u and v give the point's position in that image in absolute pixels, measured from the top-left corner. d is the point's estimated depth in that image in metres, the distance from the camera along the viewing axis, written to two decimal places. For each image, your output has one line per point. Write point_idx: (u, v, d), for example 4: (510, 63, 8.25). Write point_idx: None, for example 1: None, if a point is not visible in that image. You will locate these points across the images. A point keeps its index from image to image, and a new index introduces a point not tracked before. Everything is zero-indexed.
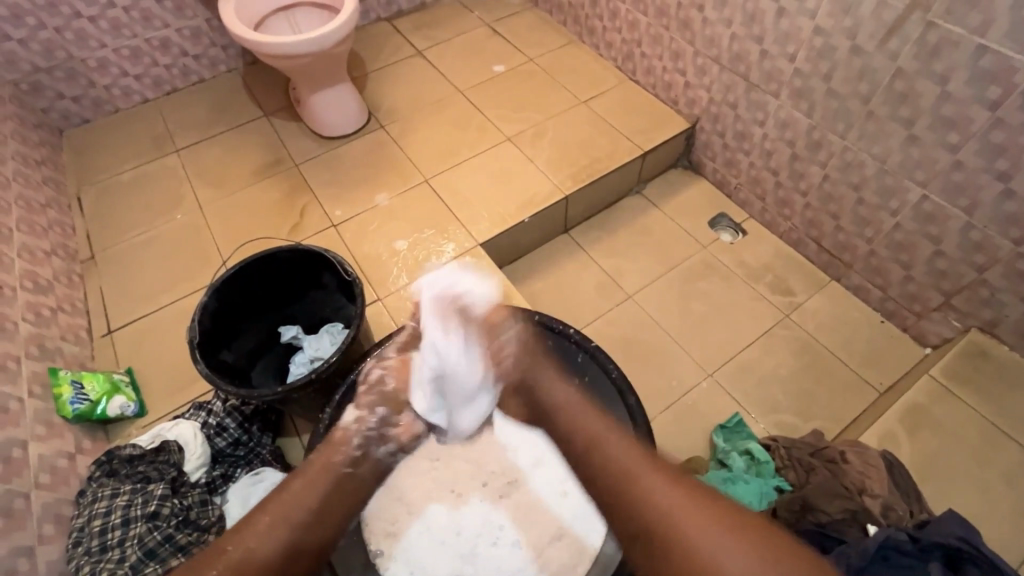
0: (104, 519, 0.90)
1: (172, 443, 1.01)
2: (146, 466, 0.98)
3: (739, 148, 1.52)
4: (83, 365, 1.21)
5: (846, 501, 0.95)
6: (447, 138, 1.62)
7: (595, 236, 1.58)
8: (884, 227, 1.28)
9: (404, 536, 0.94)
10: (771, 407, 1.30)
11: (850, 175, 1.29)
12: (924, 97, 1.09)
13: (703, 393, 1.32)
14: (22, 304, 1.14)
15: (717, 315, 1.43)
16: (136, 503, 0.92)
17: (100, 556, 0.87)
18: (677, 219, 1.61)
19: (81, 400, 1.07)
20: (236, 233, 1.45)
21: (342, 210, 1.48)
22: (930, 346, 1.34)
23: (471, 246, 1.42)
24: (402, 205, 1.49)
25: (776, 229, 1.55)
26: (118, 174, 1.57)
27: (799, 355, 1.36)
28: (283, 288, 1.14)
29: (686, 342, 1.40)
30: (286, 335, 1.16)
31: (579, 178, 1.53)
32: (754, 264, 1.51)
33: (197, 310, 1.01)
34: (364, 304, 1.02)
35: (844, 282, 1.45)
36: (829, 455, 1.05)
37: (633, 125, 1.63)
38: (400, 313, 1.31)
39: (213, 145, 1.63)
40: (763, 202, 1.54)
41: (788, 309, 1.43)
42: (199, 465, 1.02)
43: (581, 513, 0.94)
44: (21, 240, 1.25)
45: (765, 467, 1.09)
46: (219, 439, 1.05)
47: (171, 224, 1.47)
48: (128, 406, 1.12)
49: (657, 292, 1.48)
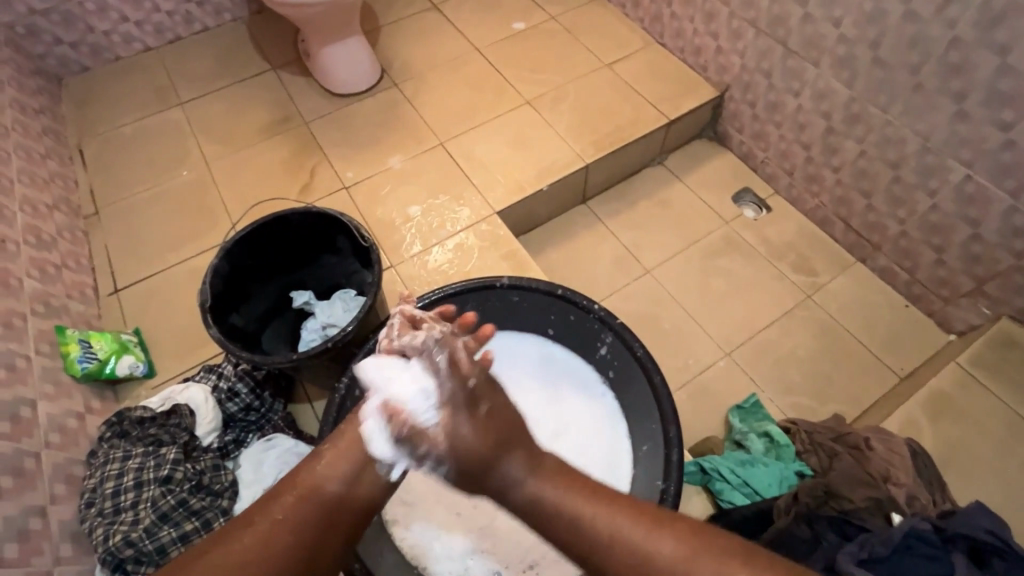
0: (116, 481, 0.86)
1: (184, 406, 0.98)
2: (157, 429, 0.94)
3: (770, 120, 1.45)
4: (90, 324, 1.18)
5: (871, 490, 0.89)
6: (464, 99, 1.55)
7: (615, 208, 1.53)
8: (920, 208, 1.23)
9: (420, 505, 0.91)
10: (788, 389, 1.27)
11: (888, 152, 1.23)
12: (979, 69, 1.02)
13: (719, 373, 1.30)
14: (26, 259, 1.10)
15: (737, 293, 1.40)
16: (148, 466, 0.88)
17: (113, 518, 0.84)
18: (700, 192, 1.55)
19: (90, 359, 1.05)
20: (243, 191, 1.40)
21: (353, 171, 1.42)
22: (955, 332, 1.31)
23: (487, 213, 1.37)
24: (417, 169, 1.43)
25: (802, 206, 1.50)
26: (121, 126, 1.51)
27: (820, 338, 1.33)
28: (296, 252, 1.10)
29: (705, 320, 1.36)
30: (298, 300, 1.12)
31: (601, 145, 1.47)
32: (778, 241, 1.47)
33: (208, 272, 0.97)
34: (381, 271, 0.98)
35: (870, 263, 1.41)
36: (853, 441, 0.98)
37: (658, 91, 1.55)
38: (413, 279, 1.27)
39: (219, 98, 1.56)
40: (790, 177, 1.49)
41: (810, 290, 1.40)
42: (210, 430, 0.98)
43: None
44: (22, 192, 1.20)
45: (784, 451, 1.03)
46: (231, 404, 1.01)
47: (177, 180, 1.42)
48: (137, 366, 1.11)
49: (676, 268, 1.44)
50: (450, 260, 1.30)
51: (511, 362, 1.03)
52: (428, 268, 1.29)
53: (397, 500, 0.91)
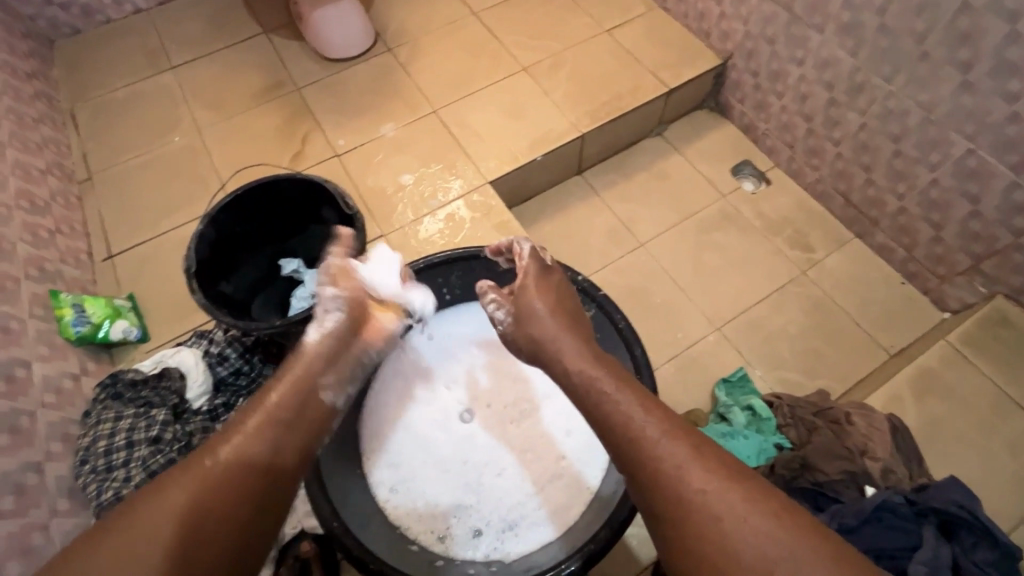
0: (109, 440, 0.90)
1: (173, 370, 1.00)
2: (148, 391, 0.97)
3: (772, 90, 1.42)
4: (85, 289, 1.20)
5: (847, 464, 0.90)
6: (458, 66, 1.51)
7: (611, 179, 1.51)
8: (920, 182, 1.20)
9: (404, 467, 0.93)
10: (778, 364, 1.27)
11: (890, 124, 1.20)
12: (987, 38, 0.98)
13: (709, 347, 1.30)
14: (19, 224, 1.11)
15: (731, 267, 1.39)
16: (139, 427, 0.92)
17: (106, 474, 0.86)
18: (699, 164, 1.53)
19: (84, 323, 1.07)
20: (236, 158, 1.39)
21: (345, 139, 1.41)
22: (950, 311, 1.30)
23: (479, 183, 1.35)
24: (410, 137, 1.41)
25: (802, 180, 1.48)
26: (113, 90, 1.49)
27: (813, 314, 1.33)
28: (283, 220, 1.10)
29: (697, 294, 1.36)
30: (287, 268, 1.12)
31: (597, 115, 1.43)
32: (775, 216, 1.45)
33: (194, 239, 0.97)
34: (363, 240, 0.98)
35: (868, 240, 1.39)
36: (834, 415, 0.98)
37: (659, 59, 1.50)
38: (404, 249, 1.27)
39: (211, 62, 1.53)
40: (791, 150, 1.46)
41: (805, 266, 1.39)
42: (201, 393, 1.01)
43: (583, 456, 0.93)
44: (13, 156, 1.20)
45: (766, 424, 1.03)
46: (220, 368, 1.03)
47: (169, 146, 1.41)
48: (131, 331, 1.13)
49: (671, 241, 1.43)
50: (442, 230, 1.29)
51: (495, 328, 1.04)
52: (420, 239, 1.29)
53: (383, 460, 0.94)
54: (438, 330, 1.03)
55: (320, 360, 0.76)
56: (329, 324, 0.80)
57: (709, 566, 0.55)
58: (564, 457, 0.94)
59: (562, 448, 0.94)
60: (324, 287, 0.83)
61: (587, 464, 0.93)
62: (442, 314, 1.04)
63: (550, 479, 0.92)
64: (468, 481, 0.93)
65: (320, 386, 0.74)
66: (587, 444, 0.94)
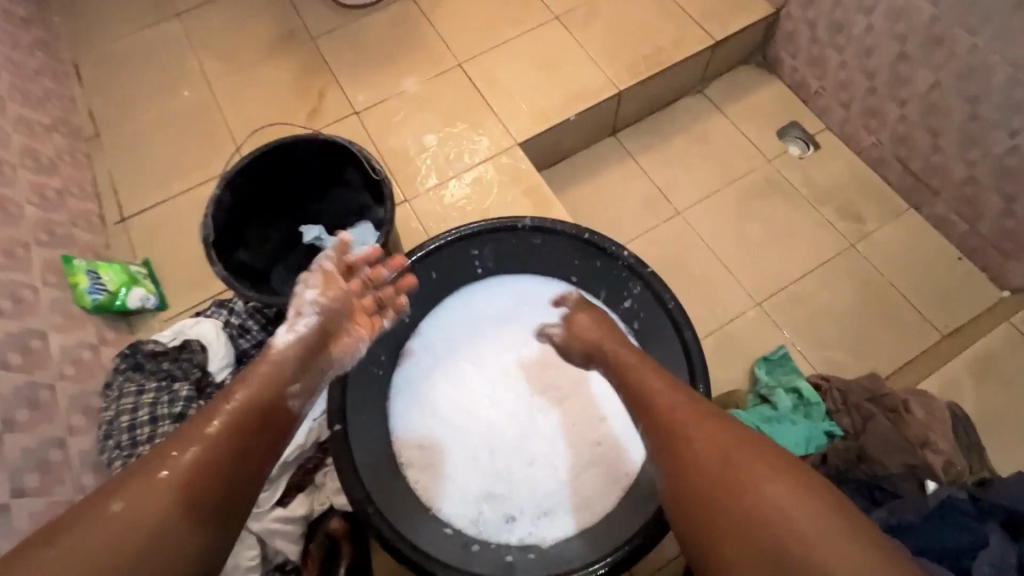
0: (133, 414, 0.86)
1: (194, 342, 0.96)
2: (170, 363, 0.94)
3: (831, 43, 1.29)
4: (99, 254, 1.15)
5: (908, 457, 0.86)
6: (485, 13, 1.39)
7: (648, 141, 1.41)
8: (995, 149, 1.10)
9: (433, 451, 0.90)
10: (821, 342, 1.21)
11: (968, 83, 1.08)
12: None
13: (748, 323, 1.23)
14: (26, 184, 1.05)
15: (775, 238, 1.31)
16: (163, 401, 0.88)
17: (131, 450, 0.83)
18: (743, 126, 1.41)
19: (100, 291, 1.02)
20: (249, 115, 1.31)
21: (365, 95, 1.31)
22: (1009, 289, 1.22)
23: (509, 144, 1.26)
24: (433, 93, 1.31)
25: (856, 144, 1.37)
26: (116, 39, 1.40)
27: (861, 290, 1.25)
28: (303, 184, 1.02)
29: (737, 267, 1.28)
30: (308, 235, 1.05)
31: (636, 70, 1.32)
32: (824, 183, 1.35)
33: (211, 203, 0.90)
34: (393, 208, 0.91)
35: (925, 211, 1.29)
36: (891, 404, 0.93)
37: (706, 7, 1.37)
38: (428, 216, 1.20)
39: (219, 9, 1.42)
40: (846, 111, 1.34)
41: (855, 238, 1.30)
42: (223, 366, 0.96)
43: (619, 444, 0.89)
44: (16, 111, 1.13)
45: (814, 409, 0.97)
46: (243, 340, 0.99)
47: (178, 100, 1.33)
48: (148, 299, 1.10)
49: (711, 209, 1.34)
50: (469, 196, 1.22)
51: (529, 306, 0.98)
52: (446, 204, 1.21)
53: (411, 443, 0.90)
54: (469, 306, 0.98)
55: (292, 363, 0.71)
56: (301, 324, 0.74)
57: (744, 525, 0.56)
58: (599, 444, 0.90)
59: (596, 436, 0.91)
60: (327, 257, 0.82)
61: (623, 452, 0.89)
62: (473, 290, 0.98)
63: (584, 467, 0.89)
64: (499, 467, 0.89)
65: (286, 391, 0.69)
66: (623, 431, 0.90)
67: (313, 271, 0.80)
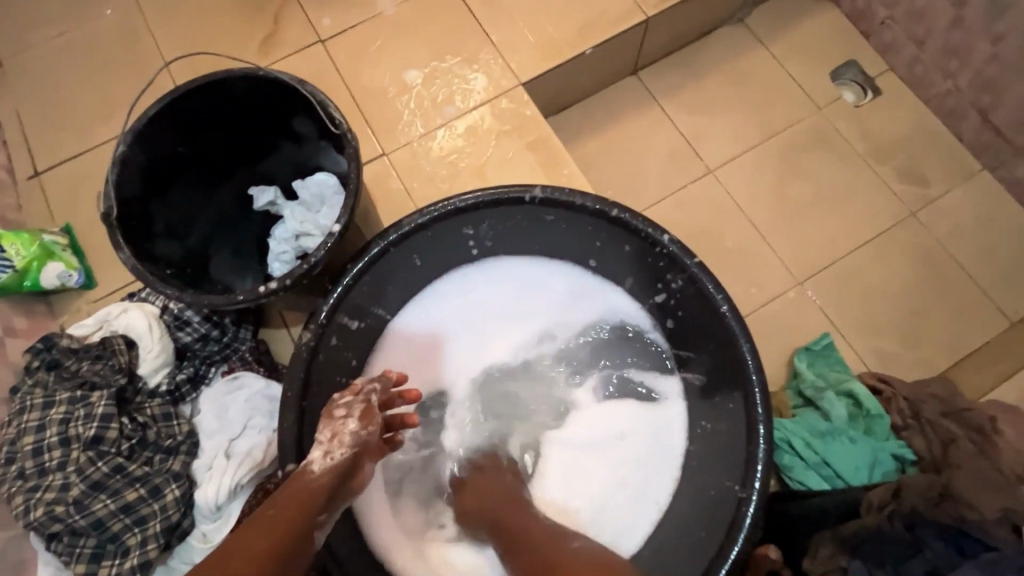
0: (36, 437, 0.70)
1: (119, 339, 0.77)
2: (87, 368, 0.75)
3: None
4: (6, 217, 0.94)
5: (1007, 499, 0.70)
6: None
7: (677, 81, 1.17)
8: None
9: (422, 476, 0.76)
10: (872, 329, 1.04)
11: None
12: None
13: (788, 305, 1.05)
14: None
15: (823, 204, 1.11)
16: (75, 419, 0.70)
17: (37, 481, 0.68)
18: (793, 64, 1.17)
19: (2, 268, 0.83)
20: (186, 41, 1.05)
21: (330, 17, 1.05)
22: None
23: (510, 84, 1.02)
24: (416, 16, 1.05)
25: (927, 89, 1.13)
26: None
27: (921, 269, 1.07)
28: (245, 135, 0.80)
29: (778, 239, 1.09)
30: (260, 200, 0.84)
31: None
32: (885, 137, 1.14)
33: (115, 165, 0.70)
34: (358, 171, 0.70)
35: (1002, 174, 1.09)
36: (974, 421, 0.77)
37: None
38: (410, 174, 0.98)
39: None
40: (921, 47, 1.10)
41: (918, 205, 1.10)
42: (157, 368, 0.78)
43: (644, 462, 0.76)
44: None
45: (877, 422, 0.83)
46: (183, 333, 0.80)
47: (96, 20, 1.06)
48: (70, 276, 0.89)
49: (750, 168, 1.13)
50: (461, 150, 0.99)
51: (527, 294, 0.81)
52: (432, 159, 0.99)
53: (395, 467, 0.76)
54: (453, 296, 0.80)
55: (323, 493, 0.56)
56: (339, 450, 0.60)
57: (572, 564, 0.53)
58: (621, 464, 0.77)
59: (615, 453, 0.77)
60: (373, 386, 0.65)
61: (650, 473, 0.75)
62: (467, 275, 0.80)
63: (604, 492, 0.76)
64: None
65: (315, 524, 0.55)
66: (649, 446, 0.76)
67: (354, 395, 0.64)
